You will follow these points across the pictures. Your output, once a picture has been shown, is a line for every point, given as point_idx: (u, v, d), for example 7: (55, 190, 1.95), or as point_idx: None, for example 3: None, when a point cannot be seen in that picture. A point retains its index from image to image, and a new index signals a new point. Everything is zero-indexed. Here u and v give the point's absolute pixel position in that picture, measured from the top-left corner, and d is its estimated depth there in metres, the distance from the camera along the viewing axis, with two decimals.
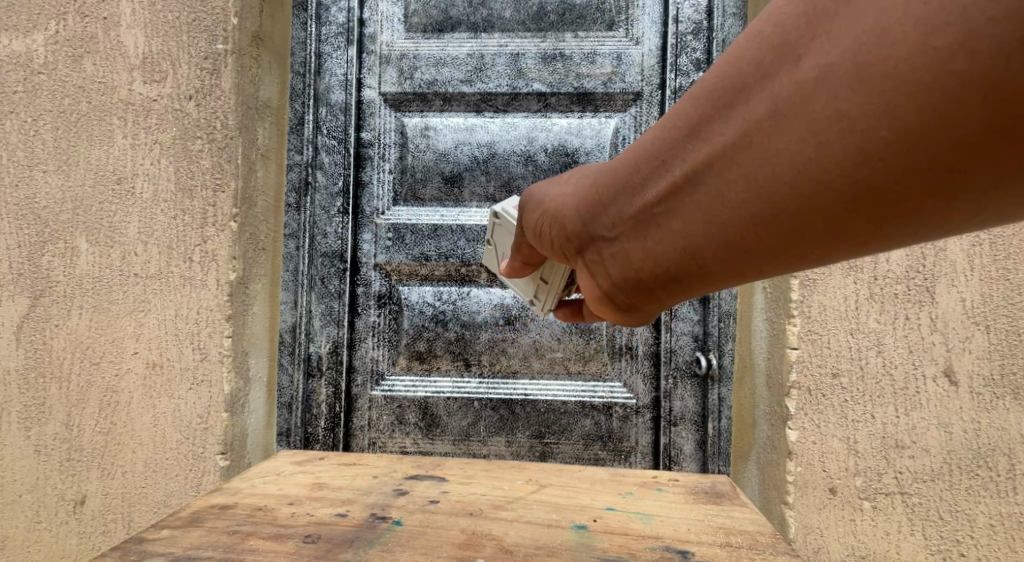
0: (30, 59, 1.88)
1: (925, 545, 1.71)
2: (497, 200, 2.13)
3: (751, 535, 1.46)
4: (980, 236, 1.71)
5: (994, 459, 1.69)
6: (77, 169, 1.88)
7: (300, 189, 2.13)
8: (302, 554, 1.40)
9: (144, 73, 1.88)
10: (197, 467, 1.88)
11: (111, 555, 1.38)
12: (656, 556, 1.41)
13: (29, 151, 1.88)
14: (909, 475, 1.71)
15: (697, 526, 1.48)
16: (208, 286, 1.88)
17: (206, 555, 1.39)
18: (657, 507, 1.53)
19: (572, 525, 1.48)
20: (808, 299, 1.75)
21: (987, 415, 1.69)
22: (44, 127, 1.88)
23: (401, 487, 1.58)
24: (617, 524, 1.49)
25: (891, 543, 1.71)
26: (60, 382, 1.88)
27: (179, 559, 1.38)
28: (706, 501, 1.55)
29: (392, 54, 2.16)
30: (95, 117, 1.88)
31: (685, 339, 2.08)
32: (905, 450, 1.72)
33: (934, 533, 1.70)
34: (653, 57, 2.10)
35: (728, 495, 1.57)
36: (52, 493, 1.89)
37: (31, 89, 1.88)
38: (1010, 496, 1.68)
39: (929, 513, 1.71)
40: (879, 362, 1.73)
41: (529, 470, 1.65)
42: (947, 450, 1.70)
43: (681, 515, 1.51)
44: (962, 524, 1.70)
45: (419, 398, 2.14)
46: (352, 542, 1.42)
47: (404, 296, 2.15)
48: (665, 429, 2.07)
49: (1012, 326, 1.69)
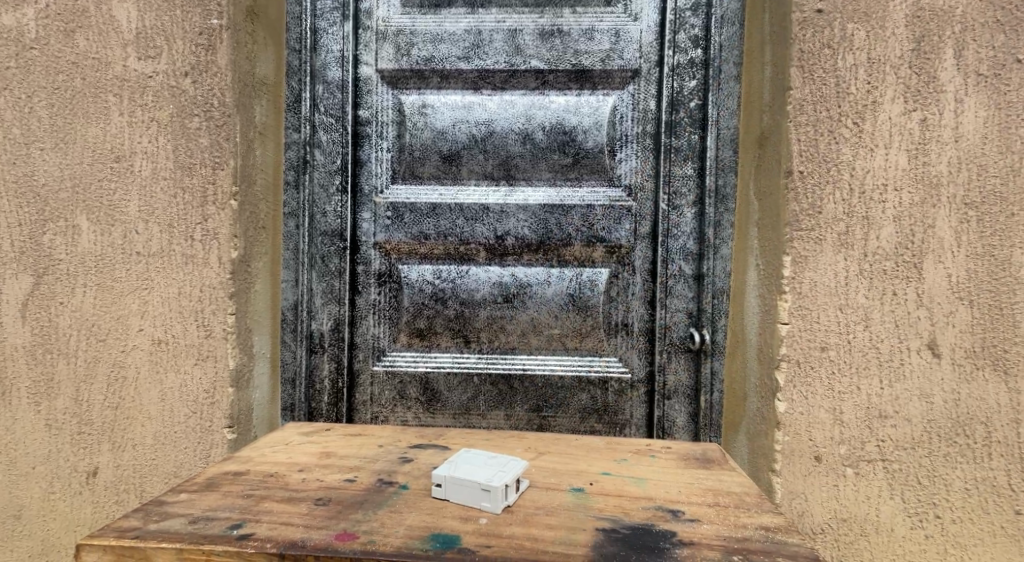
0: (22, 34, 1.92)
1: (903, 508, 1.77)
2: (495, 178, 2.18)
3: (738, 496, 1.52)
4: (968, 212, 1.76)
5: (972, 427, 1.76)
6: (75, 147, 1.92)
7: (299, 167, 2.16)
8: (315, 513, 1.45)
9: (138, 48, 1.92)
10: (205, 439, 1.93)
11: (135, 517, 1.44)
12: (647, 513, 1.47)
13: (25, 128, 1.92)
14: (891, 443, 1.78)
15: (688, 489, 1.54)
16: (211, 263, 1.93)
17: (225, 515, 1.44)
18: (650, 471, 1.60)
19: (569, 488, 1.53)
20: (799, 275, 1.80)
21: (967, 386, 1.76)
22: (39, 104, 1.92)
23: (407, 455, 1.64)
24: (611, 487, 1.55)
25: (871, 506, 1.78)
26: (67, 357, 1.93)
27: (200, 518, 1.44)
28: (697, 466, 1.62)
29: (389, 30, 2.19)
30: (91, 94, 1.92)
31: (679, 315, 2.14)
32: (888, 420, 1.78)
33: (911, 497, 1.77)
34: (652, 34, 2.14)
35: (718, 460, 1.64)
36: (64, 465, 1.94)
37: (24, 64, 1.92)
38: (984, 462, 1.75)
39: (908, 478, 1.77)
40: (866, 336, 1.78)
41: (528, 439, 1.72)
42: (928, 419, 1.77)
43: (672, 479, 1.58)
44: (938, 489, 1.76)
45: (420, 373, 2.19)
46: (363, 504, 1.48)
47: (404, 274, 2.20)
48: (659, 401, 2.14)
49: (994, 300, 1.75)
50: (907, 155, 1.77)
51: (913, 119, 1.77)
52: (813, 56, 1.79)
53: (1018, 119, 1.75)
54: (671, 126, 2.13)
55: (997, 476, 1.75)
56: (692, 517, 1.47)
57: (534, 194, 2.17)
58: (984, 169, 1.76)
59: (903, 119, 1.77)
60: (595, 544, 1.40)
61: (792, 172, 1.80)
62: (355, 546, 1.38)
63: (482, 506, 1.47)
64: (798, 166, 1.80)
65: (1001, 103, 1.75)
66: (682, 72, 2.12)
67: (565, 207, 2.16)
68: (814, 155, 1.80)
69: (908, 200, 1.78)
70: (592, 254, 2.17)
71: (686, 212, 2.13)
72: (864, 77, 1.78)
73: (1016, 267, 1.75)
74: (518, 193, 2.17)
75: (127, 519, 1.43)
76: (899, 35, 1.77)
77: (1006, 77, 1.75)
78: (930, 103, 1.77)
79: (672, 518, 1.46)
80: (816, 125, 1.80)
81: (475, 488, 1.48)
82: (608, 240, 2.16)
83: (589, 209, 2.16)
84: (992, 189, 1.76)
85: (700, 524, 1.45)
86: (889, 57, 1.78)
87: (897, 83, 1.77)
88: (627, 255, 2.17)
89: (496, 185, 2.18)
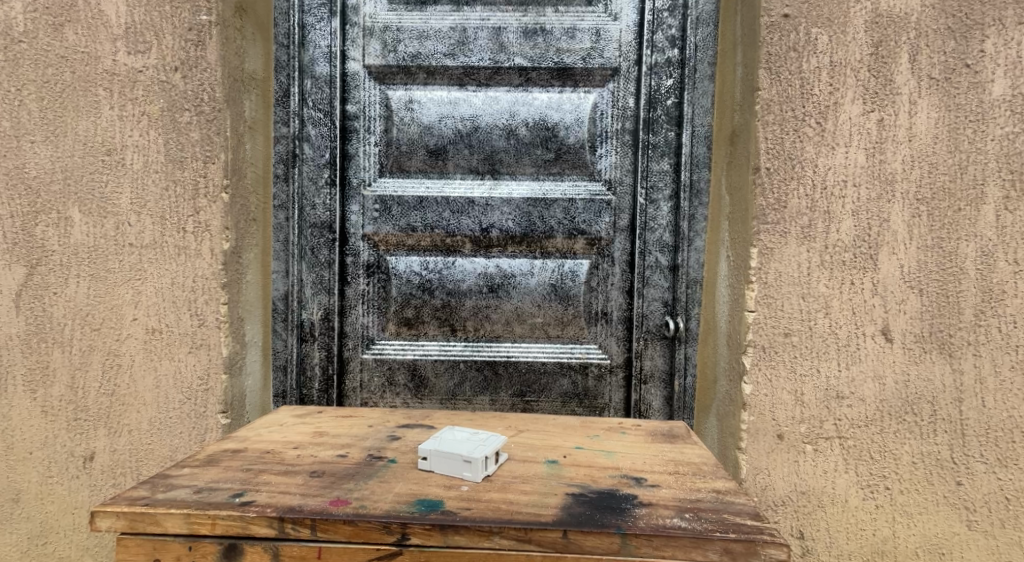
0: (10, 27, 1.97)
1: (856, 481, 1.88)
2: (480, 172, 2.25)
3: (698, 465, 1.64)
4: (920, 207, 1.86)
5: (919, 406, 1.86)
6: (66, 139, 1.98)
7: (288, 160, 2.23)
8: (310, 485, 1.53)
9: (128, 43, 1.98)
10: (199, 424, 2.01)
11: (142, 488, 1.51)
12: (614, 481, 1.57)
13: (15, 121, 1.97)
14: (847, 421, 1.88)
15: (652, 460, 1.65)
16: (203, 254, 2.00)
17: (226, 486, 1.52)
18: (620, 445, 1.71)
19: (543, 460, 1.63)
20: (765, 266, 1.89)
21: (916, 367, 1.86)
22: (29, 98, 1.97)
23: (394, 433, 1.73)
24: (583, 459, 1.65)
25: (828, 480, 1.88)
26: (62, 346, 1.99)
27: (200, 490, 1.51)
28: (663, 441, 1.74)
29: (375, 27, 2.25)
30: (81, 87, 1.97)
31: (656, 305, 2.23)
32: (844, 400, 1.88)
33: (864, 470, 1.88)
34: (630, 34, 2.22)
35: (682, 437, 1.77)
36: (60, 450, 2.00)
37: (13, 57, 1.97)
38: (930, 437, 1.86)
39: (862, 453, 1.88)
40: (826, 322, 1.88)
41: (509, 419, 1.83)
42: (880, 399, 1.87)
43: (640, 452, 1.69)
44: (888, 462, 1.87)
45: (407, 361, 2.27)
46: (353, 476, 1.56)
47: (392, 265, 2.27)
48: (636, 386, 2.23)
49: (942, 289, 1.85)
50: (865, 153, 1.87)
51: (871, 119, 1.86)
52: (779, 58, 1.88)
53: (967, 120, 1.84)
54: (649, 123, 2.21)
55: (941, 450, 1.86)
56: (653, 483, 1.57)
57: (518, 188, 2.25)
58: (935, 167, 1.85)
59: (862, 119, 1.87)
60: (564, 506, 1.48)
61: (759, 168, 1.89)
62: (348, 510, 1.46)
63: (464, 476, 1.56)
64: (765, 163, 1.88)
65: (951, 105, 1.84)
66: (659, 71, 2.20)
67: (547, 200, 2.24)
68: (780, 152, 1.88)
69: (865, 195, 1.87)
70: (573, 246, 2.25)
71: (662, 205, 2.21)
72: (826, 79, 1.87)
73: (962, 258, 1.85)
74: (502, 187, 2.25)
75: (134, 490, 1.51)
76: (859, 40, 1.86)
77: (956, 81, 1.84)
78: (887, 105, 1.86)
79: (635, 484, 1.56)
80: (782, 124, 1.88)
81: (457, 460, 1.56)
82: (588, 233, 2.25)
83: (570, 203, 2.24)
84: (941, 186, 1.85)
85: (660, 489, 1.55)
86: (849, 61, 1.86)
87: (857, 85, 1.86)
88: (606, 247, 2.25)
89: (480, 179, 2.25)
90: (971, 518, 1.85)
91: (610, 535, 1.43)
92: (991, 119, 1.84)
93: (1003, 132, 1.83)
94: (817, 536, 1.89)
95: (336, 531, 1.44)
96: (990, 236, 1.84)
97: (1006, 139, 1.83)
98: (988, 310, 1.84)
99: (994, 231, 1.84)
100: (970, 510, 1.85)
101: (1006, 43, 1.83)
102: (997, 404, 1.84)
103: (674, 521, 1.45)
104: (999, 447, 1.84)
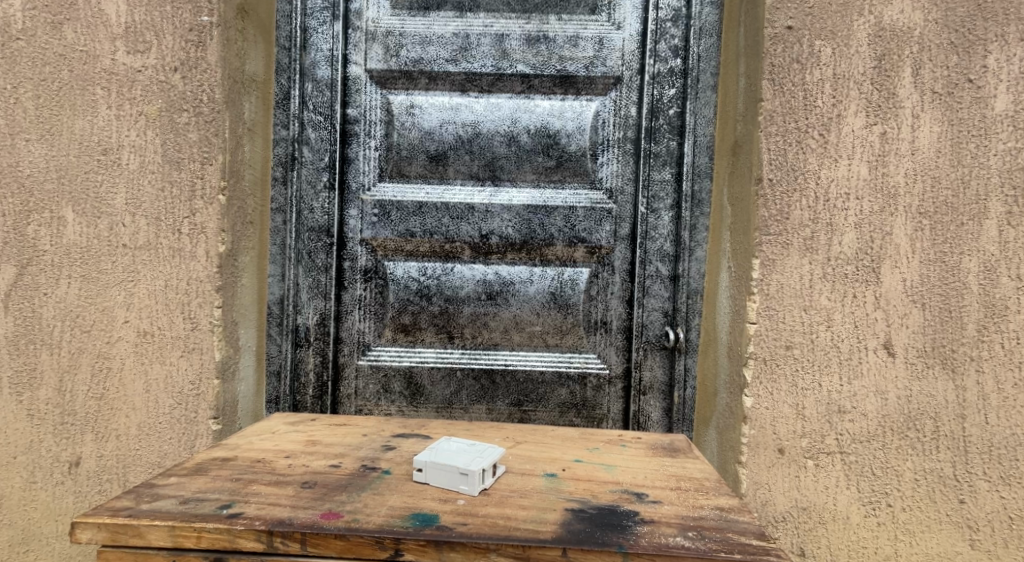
0: (7, 24, 1.94)
1: (858, 497, 1.86)
2: (480, 179, 2.23)
3: (699, 481, 1.61)
4: (922, 221, 1.84)
5: (921, 422, 1.84)
6: (60, 138, 1.95)
7: (287, 163, 2.21)
8: (302, 496, 1.51)
9: (127, 42, 1.96)
10: (190, 430, 1.98)
11: (128, 497, 1.49)
12: (614, 496, 1.55)
13: (10, 120, 1.95)
14: (848, 436, 1.86)
15: (652, 474, 1.63)
16: (198, 257, 1.97)
17: (215, 497, 1.50)
18: (619, 459, 1.69)
19: (542, 473, 1.61)
20: (767, 277, 1.87)
21: (919, 382, 1.84)
22: (25, 96, 1.95)
23: (389, 443, 1.72)
24: (582, 472, 1.63)
25: (829, 496, 1.86)
26: (52, 348, 1.96)
27: (189, 500, 1.49)
28: (664, 455, 1.72)
29: (378, 31, 2.23)
30: (78, 86, 1.95)
31: (656, 315, 2.21)
32: (846, 414, 1.86)
33: (865, 486, 1.86)
34: (633, 43, 2.21)
35: (682, 450, 1.74)
36: (46, 455, 1.97)
37: (10, 55, 1.94)
38: (932, 454, 1.84)
39: (863, 469, 1.86)
40: (828, 336, 1.86)
41: (506, 430, 1.81)
42: (882, 414, 1.85)
43: (640, 465, 1.67)
44: (889, 479, 1.85)
45: (404, 368, 2.24)
46: (347, 487, 1.54)
47: (389, 270, 2.25)
48: (635, 397, 2.21)
49: (944, 303, 1.83)
50: (868, 166, 1.85)
51: (873, 132, 1.85)
52: (783, 70, 1.86)
53: (969, 135, 1.83)
54: (651, 132, 2.19)
55: (943, 467, 1.84)
56: (654, 499, 1.55)
57: (519, 195, 2.23)
58: (937, 181, 1.84)
59: (864, 132, 1.85)
60: (563, 522, 1.46)
61: (762, 178, 1.87)
62: (340, 524, 1.43)
63: (460, 488, 1.53)
64: (768, 174, 1.86)
65: (953, 120, 1.83)
66: (662, 81, 2.19)
67: (548, 208, 2.22)
68: (783, 163, 1.86)
69: (868, 208, 1.85)
70: (573, 254, 2.23)
71: (663, 215, 2.20)
72: (829, 92, 1.85)
73: (965, 273, 1.83)
74: (502, 194, 2.23)
75: (120, 500, 1.48)
76: (862, 53, 1.85)
77: (958, 96, 1.83)
78: (890, 118, 1.84)
79: (636, 500, 1.54)
80: (785, 135, 1.86)
81: (453, 472, 1.54)
82: (589, 241, 2.23)
83: (571, 211, 2.22)
84: (944, 201, 1.83)
85: (662, 505, 1.53)
86: (853, 73, 1.85)
87: (859, 98, 1.85)
88: (606, 256, 2.23)
89: (481, 185, 2.23)
90: (973, 536, 1.83)
91: (612, 554, 1.40)
92: (993, 135, 1.82)
93: (1005, 147, 1.82)
94: (818, 553, 1.87)
95: (327, 546, 1.41)
96: (992, 251, 1.82)
97: (1008, 154, 1.82)
98: (990, 326, 1.83)
99: (997, 246, 1.82)
100: (973, 529, 1.83)
101: (1008, 58, 1.82)
102: (999, 421, 1.82)
103: (678, 540, 1.43)
104: (1002, 465, 1.82)
